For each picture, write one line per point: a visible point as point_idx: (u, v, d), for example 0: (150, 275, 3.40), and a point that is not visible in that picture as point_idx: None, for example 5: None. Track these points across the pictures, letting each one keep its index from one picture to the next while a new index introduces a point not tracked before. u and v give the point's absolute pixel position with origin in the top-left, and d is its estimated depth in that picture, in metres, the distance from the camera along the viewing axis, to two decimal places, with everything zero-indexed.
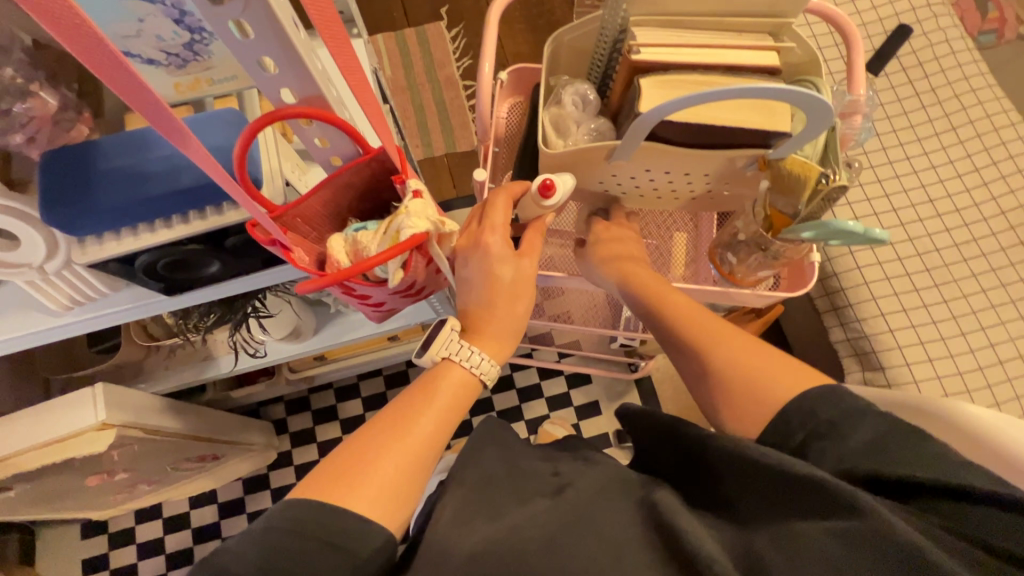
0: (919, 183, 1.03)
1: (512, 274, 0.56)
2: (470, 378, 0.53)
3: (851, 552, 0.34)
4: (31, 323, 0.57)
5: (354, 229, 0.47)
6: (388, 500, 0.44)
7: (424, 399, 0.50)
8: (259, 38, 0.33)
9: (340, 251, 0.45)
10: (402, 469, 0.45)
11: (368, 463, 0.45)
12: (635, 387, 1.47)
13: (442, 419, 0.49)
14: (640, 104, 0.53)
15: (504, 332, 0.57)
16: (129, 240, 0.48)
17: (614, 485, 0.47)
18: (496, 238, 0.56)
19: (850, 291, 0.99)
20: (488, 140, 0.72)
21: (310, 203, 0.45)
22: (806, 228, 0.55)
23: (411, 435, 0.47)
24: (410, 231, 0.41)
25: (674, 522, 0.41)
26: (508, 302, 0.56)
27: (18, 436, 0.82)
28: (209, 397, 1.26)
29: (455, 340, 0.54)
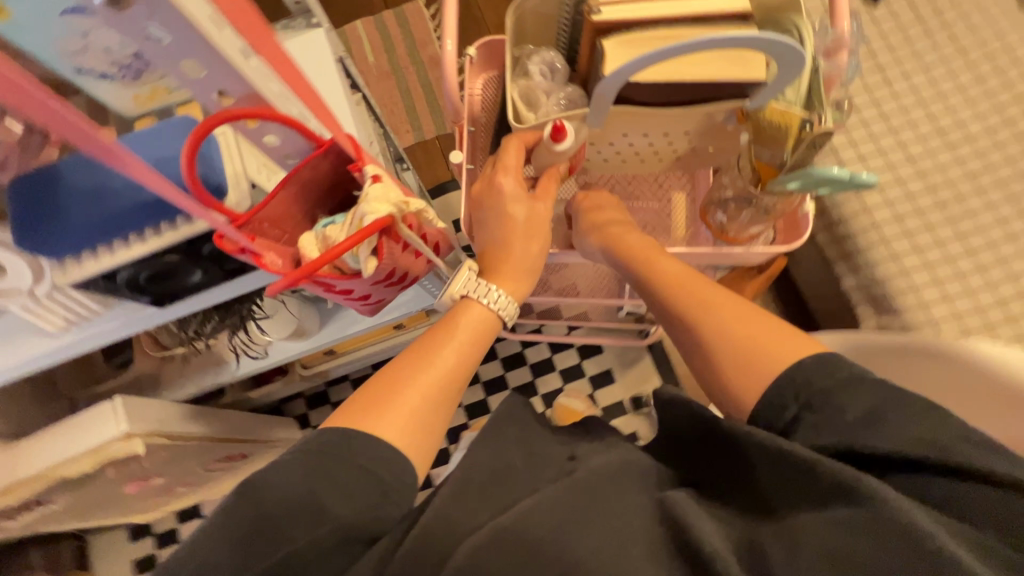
0: (925, 116, 0.97)
1: (522, 210, 0.57)
2: (488, 315, 0.53)
3: (852, 537, 0.35)
4: (36, 346, 0.59)
5: (323, 224, 0.45)
6: (409, 434, 0.45)
7: (441, 338, 0.51)
8: (176, 38, 0.33)
9: (310, 246, 0.44)
10: (425, 400, 0.47)
11: (393, 394, 0.47)
12: (647, 352, 1.47)
13: (464, 351, 0.51)
14: (603, 68, 0.51)
15: (524, 266, 0.56)
16: (106, 257, 0.48)
17: (636, 472, 0.46)
18: (509, 179, 0.58)
19: (860, 236, 0.95)
20: (461, 120, 0.70)
21: (275, 204, 0.44)
22: (787, 180, 0.53)
23: (429, 374, 0.48)
24: (370, 216, 0.40)
25: (685, 519, 0.40)
26: (523, 242, 0.56)
27: (51, 451, 0.86)
28: (230, 399, 1.30)
29: (471, 278, 0.53)
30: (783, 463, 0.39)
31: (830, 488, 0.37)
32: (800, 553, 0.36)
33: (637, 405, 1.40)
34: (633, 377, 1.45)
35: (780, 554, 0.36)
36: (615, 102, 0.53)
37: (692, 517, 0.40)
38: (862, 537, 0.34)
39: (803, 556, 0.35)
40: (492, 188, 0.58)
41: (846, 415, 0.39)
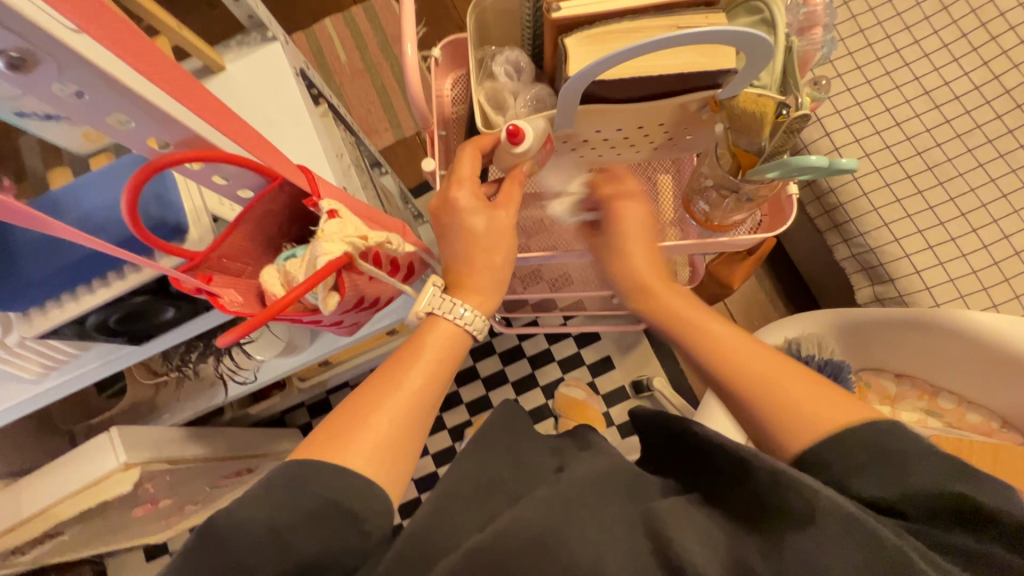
0: (910, 77, 0.95)
1: (483, 224, 0.53)
2: (456, 331, 0.53)
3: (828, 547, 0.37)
4: (19, 393, 0.58)
5: (284, 257, 0.44)
6: (379, 459, 0.45)
7: (410, 355, 0.50)
8: (95, 95, 0.30)
9: (274, 283, 0.43)
10: (395, 423, 0.46)
11: (361, 421, 0.46)
12: (645, 336, 1.46)
13: (432, 369, 0.50)
14: (568, 69, 0.49)
15: (489, 278, 0.55)
16: (72, 304, 0.46)
17: (620, 482, 0.48)
18: (463, 192, 0.54)
19: (849, 206, 0.93)
20: (432, 125, 0.68)
21: (232, 240, 0.43)
22: (767, 169, 0.51)
23: (401, 390, 0.48)
24: (323, 259, 0.39)
25: (668, 532, 0.42)
26: (483, 255, 0.54)
27: (54, 488, 0.86)
28: (230, 416, 1.29)
29: (436, 295, 0.53)
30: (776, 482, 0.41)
31: (818, 510, 0.38)
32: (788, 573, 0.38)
33: (638, 390, 1.40)
34: (631, 362, 1.45)
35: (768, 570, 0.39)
36: (583, 101, 0.51)
37: (674, 530, 0.42)
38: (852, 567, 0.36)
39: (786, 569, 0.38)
40: (448, 203, 0.55)
41: (877, 460, 0.41)
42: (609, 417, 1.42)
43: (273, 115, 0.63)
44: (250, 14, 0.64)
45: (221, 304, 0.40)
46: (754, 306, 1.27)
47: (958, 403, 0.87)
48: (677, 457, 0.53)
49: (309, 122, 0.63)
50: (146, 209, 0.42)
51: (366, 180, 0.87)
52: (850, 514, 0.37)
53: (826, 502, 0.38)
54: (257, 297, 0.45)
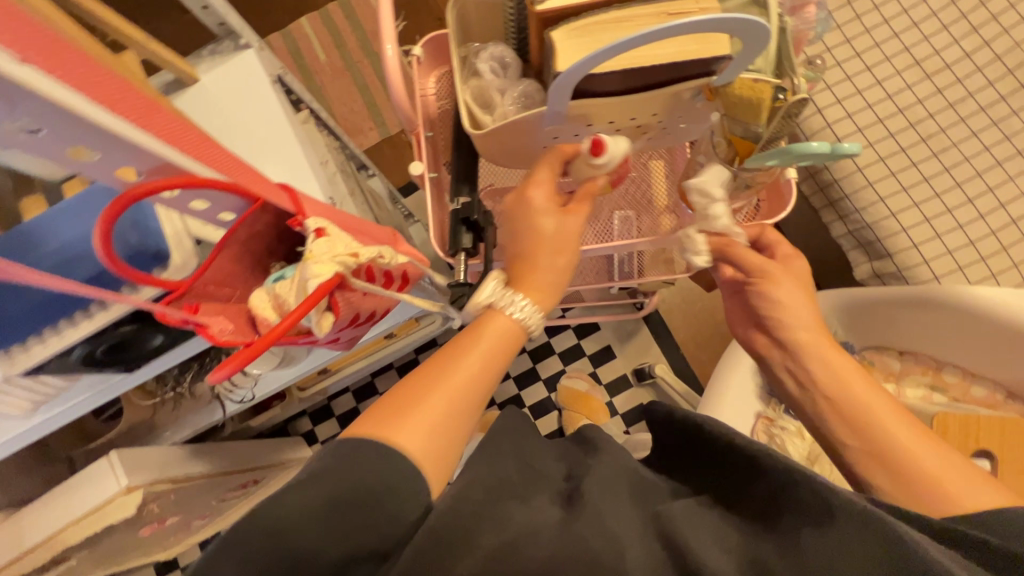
0: (900, 48, 0.93)
1: (552, 222, 0.52)
2: (514, 325, 0.50)
3: (836, 544, 0.38)
4: (9, 429, 0.57)
5: (273, 280, 0.43)
6: (431, 442, 0.44)
7: (464, 346, 0.49)
8: (53, 128, 0.28)
9: (265, 307, 0.41)
10: (448, 409, 0.45)
11: (414, 403, 0.45)
12: (644, 324, 1.45)
13: (487, 360, 0.48)
14: (557, 64, 0.47)
15: (549, 285, 0.52)
16: (55, 339, 0.44)
17: (621, 479, 0.49)
18: (540, 193, 0.54)
19: (845, 182, 0.92)
20: (417, 126, 0.66)
21: (217, 265, 0.41)
22: (766, 157, 0.50)
23: (455, 377, 0.47)
24: (313, 282, 0.37)
25: (681, 535, 0.42)
26: (549, 254, 0.52)
27: (54, 517, 0.84)
28: (231, 430, 1.28)
29: (498, 288, 0.51)
30: (791, 483, 0.42)
31: (834, 509, 0.39)
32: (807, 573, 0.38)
33: (640, 378, 1.40)
34: (632, 350, 1.44)
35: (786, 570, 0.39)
36: (573, 96, 0.49)
37: (688, 531, 0.42)
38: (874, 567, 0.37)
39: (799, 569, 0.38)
40: (522, 202, 0.54)
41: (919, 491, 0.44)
42: (613, 407, 1.41)
43: (252, 126, 0.61)
44: (221, 22, 0.61)
45: (210, 336, 0.38)
46: None
47: (962, 376, 0.87)
48: (681, 452, 0.53)
49: (290, 132, 0.61)
50: (124, 238, 0.40)
51: (353, 185, 0.85)
52: (867, 513, 0.38)
53: (844, 502, 0.39)
54: (247, 322, 0.44)
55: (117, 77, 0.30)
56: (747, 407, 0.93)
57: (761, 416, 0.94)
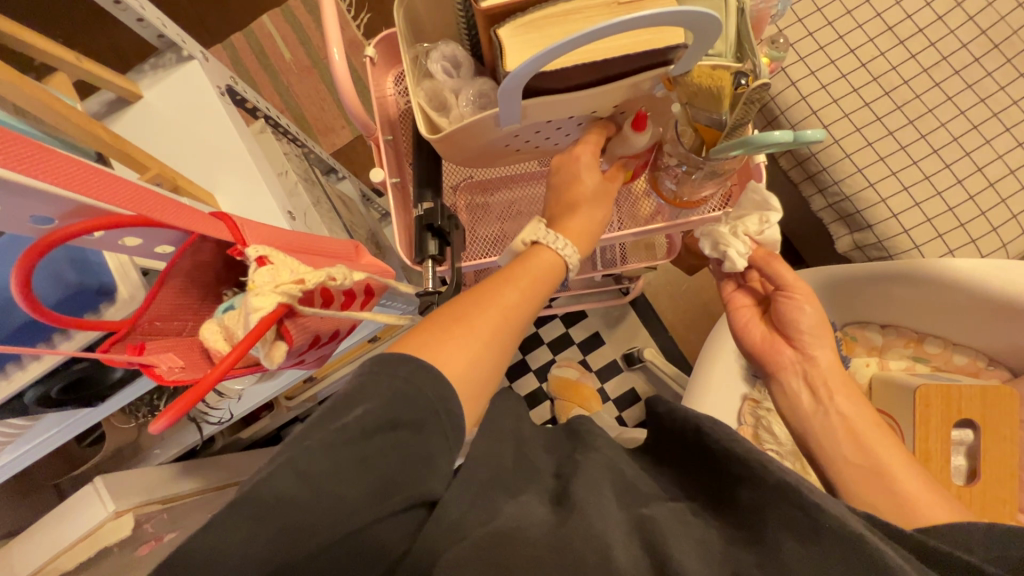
0: (872, 14, 0.91)
1: (596, 184, 0.56)
2: (555, 261, 0.54)
3: (816, 553, 0.39)
4: None
5: (222, 310, 0.41)
6: (481, 349, 0.47)
7: (517, 270, 0.53)
8: None
9: (216, 338, 0.40)
10: (496, 325, 0.49)
11: (466, 317, 0.48)
12: (631, 308, 1.45)
13: (530, 287, 0.52)
14: (506, 62, 0.44)
15: (589, 229, 0.57)
16: (3, 384, 0.43)
17: (605, 478, 0.48)
18: (588, 155, 0.56)
19: (822, 156, 0.90)
20: (376, 131, 0.63)
21: (159, 301, 0.40)
22: (729, 148, 0.49)
23: (512, 292, 0.51)
24: (256, 315, 0.36)
25: (665, 543, 0.41)
26: (589, 207, 0.56)
27: (42, 549, 0.82)
28: (219, 443, 1.26)
29: (543, 229, 0.56)
30: (783, 492, 0.42)
31: (822, 528, 0.40)
32: None
33: (630, 362, 1.40)
34: (620, 335, 1.44)
35: None
36: (527, 94, 0.48)
37: (673, 539, 0.42)
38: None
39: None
40: (570, 160, 0.57)
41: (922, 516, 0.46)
42: (604, 393, 1.41)
43: (201, 143, 0.59)
44: (159, 34, 0.58)
45: (155, 375, 0.37)
46: None
47: (943, 346, 0.87)
48: (674, 442, 0.54)
49: (241, 147, 0.59)
50: (62, 277, 0.40)
51: (319, 192, 0.82)
52: (853, 534, 0.38)
53: (834, 524, 0.39)
54: (201, 355, 0.42)
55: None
56: (733, 389, 0.93)
57: (746, 399, 0.94)
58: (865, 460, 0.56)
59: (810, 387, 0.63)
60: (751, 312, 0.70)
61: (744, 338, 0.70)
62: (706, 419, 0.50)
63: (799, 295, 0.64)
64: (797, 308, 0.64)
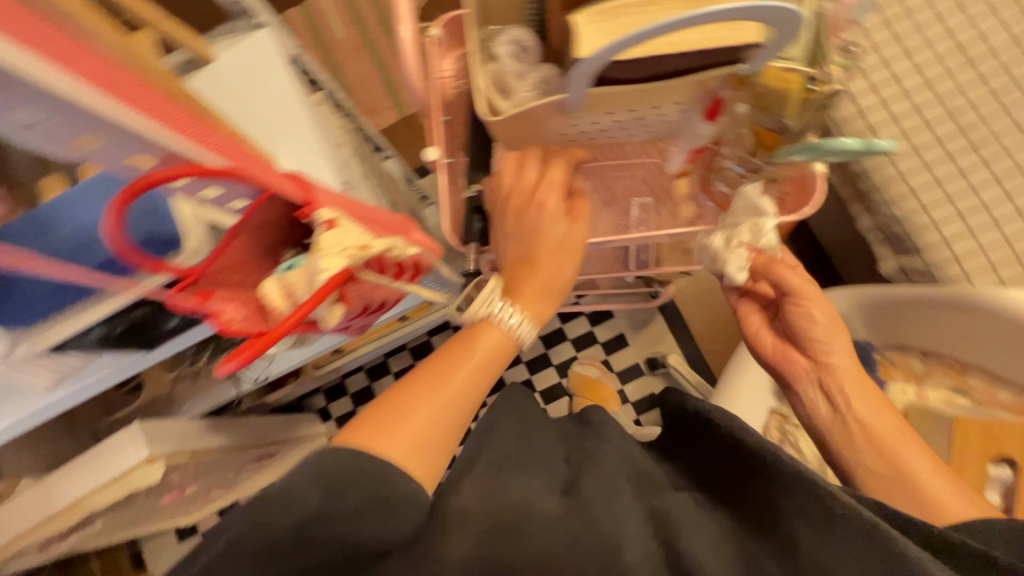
0: (943, 32, 0.89)
1: (560, 235, 0.54)
2: (506, 338, 0.52)
3: (833, 541, 0.39)
4: (33, 403, 0.58)
5: (283, 269, 0.43)
6: (413, 451, 0.45)
7: (463, 352, 0.51)
8: (63, 118, 0.30)
9: (274, 296, 0.41)
10: (432, 423, 0.46)
11: (399, 415, 0.46)
12: (659, 313, 1.44)
13: (475, 375, 0.50)
14: (578, 48, 0.45)
15: (545, 298, 0.54)
16: (73, 319, 0.46)
17: (619, 473, 0.49)
18: (553, 197, 0.55)
19: (874, 174, 0.89)
20: (432, 110, 0.64)
21: (230, 252, 0.43)
22: (794, 151, 0.48)
23: (458, 374, 0.49)
24: (324, 275, 0.39)
25: (677, 536, 0.43)
26: (550, 258, 0.54)
27: (77, 485, 0.85)
28: (248, 404, 1.30)
29: (495, 298, 0.53)
30: (798, 484, 0.42)
31: (836, 515, 0.40)
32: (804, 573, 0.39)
33: (653, 366, 1.39)
34: (646, 339, 1.43)
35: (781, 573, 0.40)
36: (594, 84, 0.48)
37: (683, 531, 0.43)
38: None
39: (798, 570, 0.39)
40: (534, 206, 0.55)
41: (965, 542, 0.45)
42: (624, 395, 1.41)
43: (265, 109, 0.61)
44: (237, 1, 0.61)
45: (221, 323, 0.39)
46: None
47: None
48: (689, 436, 0.55)
49: (302, 115, 0.61)
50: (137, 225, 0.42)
51: (368, 168, 0.84)
52: (870, 525, 0.38)
53: (849, 509, 0.39)
54: (257, 310, 0.44)
55: (95, 60, 0.31)
56: (762, 402, 0.92)
57: (775, 413, 0.93)
58: (894, 475, 0.55)
59: (827, 396, 0.61)
60: (761, 319, 0.68)
61: (756, 347, 0.69)
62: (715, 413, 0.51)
63: (807, 301, 0.62)
64: (806, 314, 0.62)
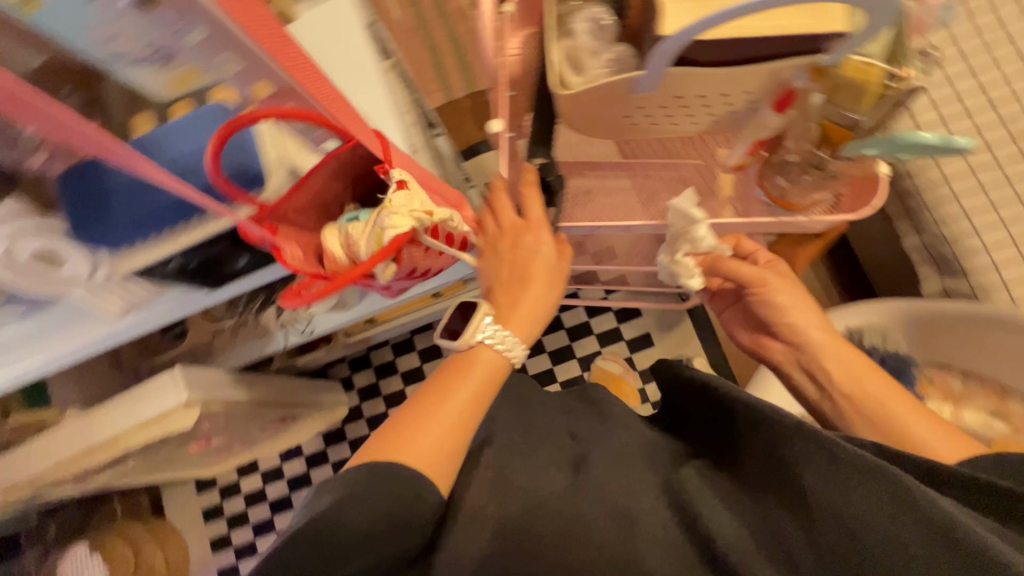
0: (1013, 53, 0.87)
1: (550, 267, 0.57)
2: (499, 359, 0.53)
3: (861, 496, 0.40)
4: (95, 330, 0.59)
5: (345, 220, 0.51)
6: (430, 461, 0.48)
7: (462, 373, 0.52)
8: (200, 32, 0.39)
9: (336, 244, 0.51)
10: (444, 435, 0.49)
11: (411, 432, 0.48)
12: (687, 316, 1.44)
13: (475, 397, 0.51)
14: (662, 26, 0.46)
15: (533, 316, 0.56)
16: (160, 247, 0.50)
17: (638, 458, 0.54)
18: (544, 239, 0.57)
19: (926, 193, 0.88)
20: (500, 83, 0.65)
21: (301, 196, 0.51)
22: (867, 145, 0.50)
23: (460, 394, 0.51)
24: (392, 231, 0.46)
25: (694, 508, 0.46)
26: (536, 290, 0.56)
27: (117, 420, 0.88)
28: (277, 365, 1.33)
29: (486, 323, 0.54)
30: (811, 444, 0.43)
31: (840, 459, 0.42)
32: (824, 530, 0.41)
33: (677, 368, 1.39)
34: (671, 341, 1.43)
35: (799, 534, 0.42)
36: (673, 64, 0.49)
37: (699, 505, 0.47)
38: (883, 511, 0.39)
39: (818, 532, 0.41)
40: (522, 236, 0.57)
41: None
42: (645, 394, 1.41)
43: (340, 71, 0.64)
44: None
45: (281, 256, 0.47)
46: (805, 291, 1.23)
47: None
48: (699, 414, 0.59)
49: (376, 77, 0.64)
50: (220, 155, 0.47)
51: (423, 139, 0.86)
52: (900, 483, 0.39)
53: (850, 454, 0.42)
54: (312, 253, 0.52)
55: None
56: (792, 408, 0.91)
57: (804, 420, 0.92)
58: None
59: (811, 374, 0.63)
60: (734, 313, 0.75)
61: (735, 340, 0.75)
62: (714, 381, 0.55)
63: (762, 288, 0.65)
64: (763, 301, 0.66)
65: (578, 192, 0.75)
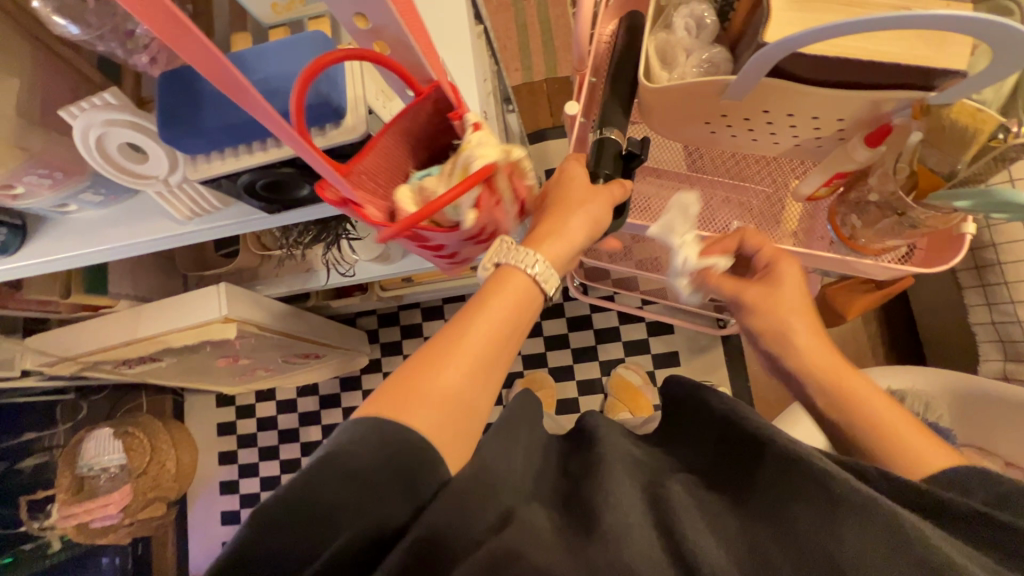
0: None
1: (585, 194, 0.52)
2: (528, 284, 0.49)
3: (861, 535, 0.38)
4: (161, 228, 0.62)
5: (417, 179, 0.50)
6: (444, 409, 0.44)
7: (481, 306, 0.48)
8: None
9: (407, 199, 0.48)
10: (461, 378, 0.45)
11: (426, 378, 0.45)
12: (720, 343, 1.40)
13: (497, 330, 0.48)
14: (765, 33, 0.44)
15: (573, 235, 0.51)
16: (231, 160, 0.52)
17: (622, 465, 0.48)
18: (578, 173, 0.53)
19: (1009, 268, 0.82)
20: (585, 68, 0.66)
21: (374, 155, 0.48)
22: (959, 195, 0.47)
23: (471, 342, 0.47)
24: (479, 160, 0.44)
25: (686, 535, 0.40)
26: (571, 211, 0.51)
27: (165, 319, 0.92)
28: (312, 303, 1.37)
29: (507, 247, 0.50)
30: (820, 485, 0.40)
31: (838, 499, 0.39)
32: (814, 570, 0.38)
33: None
34: (699, 363, 1.40)
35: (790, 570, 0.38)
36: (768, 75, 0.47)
37: (690, 528, 0.41)
38: (879, 553, 0.37)
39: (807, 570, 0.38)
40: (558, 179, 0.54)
41: None
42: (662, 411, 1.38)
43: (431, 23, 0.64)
44: None
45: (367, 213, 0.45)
46: (851, 343, 1.18)
47: None
48: (698, 436, 0.53)
49: (466, 40, 0.64)
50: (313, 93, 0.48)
51: (496, 109, 0.86)
52: (904, 532, 0.37)
53: (847, 489, 0.39)
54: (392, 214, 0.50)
55: None
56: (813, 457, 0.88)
57: None
58: None
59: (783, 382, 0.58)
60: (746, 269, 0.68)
61: None
62: (732, 411, 0.50)
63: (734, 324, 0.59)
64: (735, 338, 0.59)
65: (641, 193, 0.73)
